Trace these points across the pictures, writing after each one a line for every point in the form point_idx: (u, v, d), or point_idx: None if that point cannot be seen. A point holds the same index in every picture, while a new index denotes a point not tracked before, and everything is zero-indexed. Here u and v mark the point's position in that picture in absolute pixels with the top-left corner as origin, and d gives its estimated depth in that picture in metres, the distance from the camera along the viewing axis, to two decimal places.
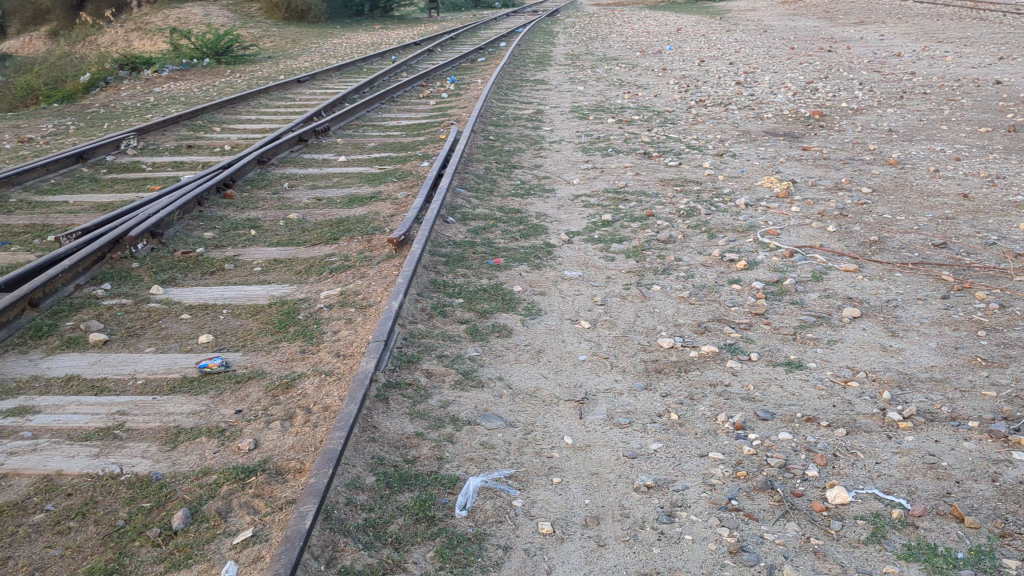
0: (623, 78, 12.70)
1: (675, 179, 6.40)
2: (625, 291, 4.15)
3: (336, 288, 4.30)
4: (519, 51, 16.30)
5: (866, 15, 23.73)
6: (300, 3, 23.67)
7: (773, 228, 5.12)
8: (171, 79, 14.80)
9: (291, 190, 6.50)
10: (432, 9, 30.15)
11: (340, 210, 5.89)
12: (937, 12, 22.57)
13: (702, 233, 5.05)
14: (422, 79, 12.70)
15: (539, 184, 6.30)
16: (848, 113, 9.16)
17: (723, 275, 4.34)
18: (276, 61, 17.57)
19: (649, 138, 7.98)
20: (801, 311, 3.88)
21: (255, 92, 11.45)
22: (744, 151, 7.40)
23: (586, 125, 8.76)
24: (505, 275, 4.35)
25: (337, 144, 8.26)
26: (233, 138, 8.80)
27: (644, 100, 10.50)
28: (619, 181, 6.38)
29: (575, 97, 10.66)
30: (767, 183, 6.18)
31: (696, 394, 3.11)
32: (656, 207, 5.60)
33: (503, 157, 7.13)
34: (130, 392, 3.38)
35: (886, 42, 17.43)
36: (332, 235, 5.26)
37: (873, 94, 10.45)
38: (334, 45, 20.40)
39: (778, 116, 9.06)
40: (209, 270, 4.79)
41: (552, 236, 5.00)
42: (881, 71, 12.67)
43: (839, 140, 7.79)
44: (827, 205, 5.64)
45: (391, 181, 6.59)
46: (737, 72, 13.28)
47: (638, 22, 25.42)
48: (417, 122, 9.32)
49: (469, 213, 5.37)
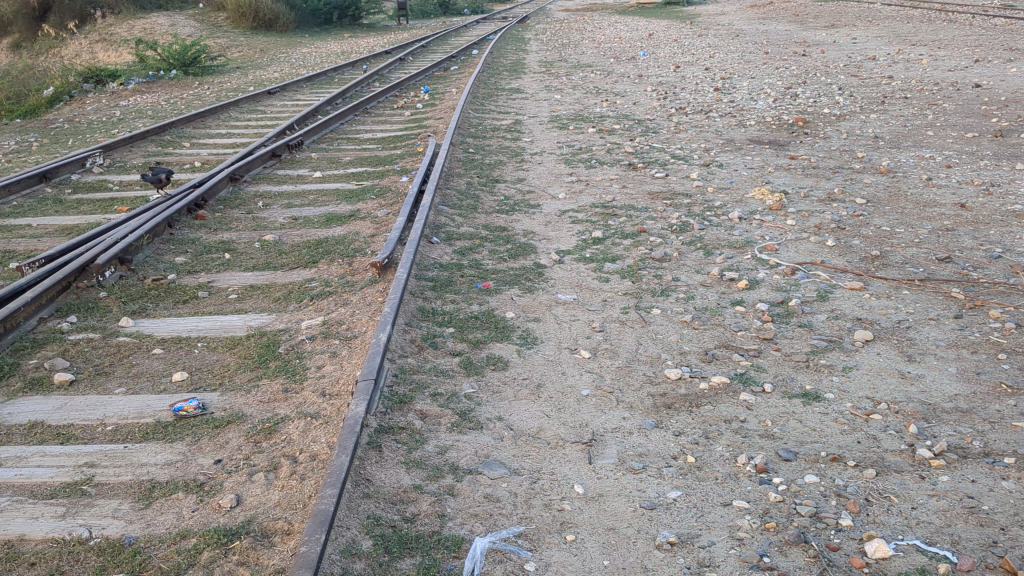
0: (600, 85, 12.54)
1: (664, 191, 6.21)
2: (624, 315, 3.95)
3: (317, 317, 4.06)
4: (492, 59, 16.12)
5: (836, 18, 23.76)
6: (268, 12, 23.37)
7: (770, 243, 4.94)
8: (138, 91, 14.47)
9: (265, 209, 6.24)
10: (401, 16, 29.91)
11: (318, 230, 5.65)
12: (908, 14, 22.62)
13: (697, 250, 4.86)
14: (395, 88, 12.47)
15: (523, 200, 6.09)
16: (831, 119, 9.04)
17: (725, 296, 4.15)
18: (245, 72, 17.26)
19: (633, 148, 7.80)
20: (811, 335, 3.69)
21: (225, 105, 11.16)
22: (731, 161, 7.23)
23: (567, 135, 8.57)
24: (497, 299, 4.13)
25: (312, 159, 8.02)
26: (203, 154, 8.52)
27: (623, 108, 10.32)
28: (606, 194, 6.19)
29: (553, 106, 10.47)
30: (759, 194, 6.01)
31: (711, 433, 2.91)
32: (646, 222, 5.41)
33: (484, 171, 6.91)
34: (100, 439, 3.12)
35: (860, 45, 17.41)
36: (311, 257, 5.02)
37: (853, 98, 10.35)
38: (303, 54, 20.11)
39: (761, 124, 8.91)
40: (182, 298, 4.53)
41: (542, 256, 4.79)
42: (859, 75, 12.60)
43: (825, 148, 7.64)
44: (822, 217, 5.48)
45: (369, 198, 6.36)
46: (714, 78, 13.16)
47: (610, 27, 25.34)
48: (393, 134, 9.09)
49: (454, 232, 5.15)
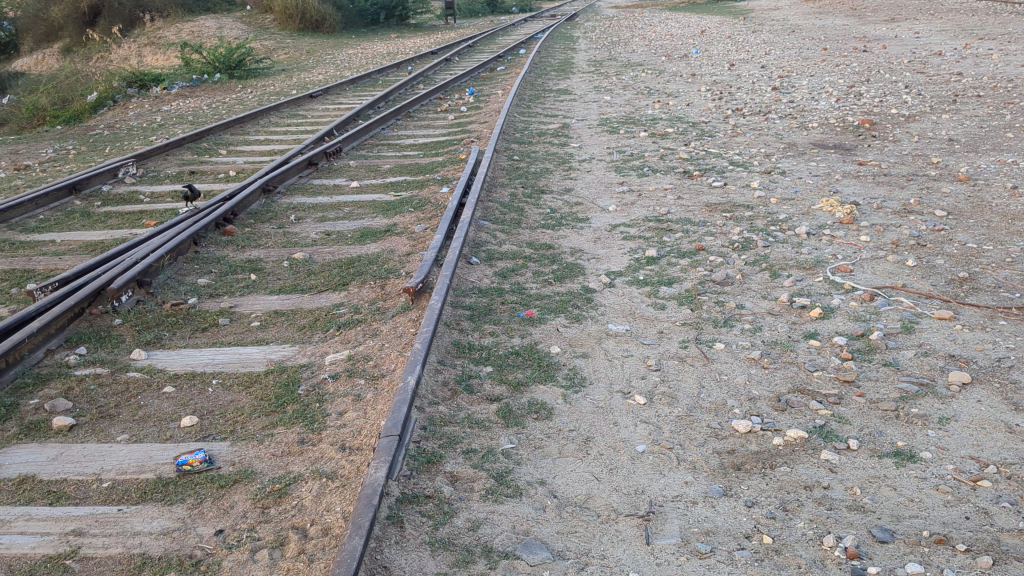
0: (651, 85, 12.08)
1: (722, 203, 5.77)
2: (682, 350, 3.52)
3: (343, 351, 3.70)
4: (540, 59, 15.70)
5: (896, 11, 22.98)
6: (314, 13, 23.22)
7: (843, 263, 4.48)
8: (181, 96, 14.31)
9: (297, 224, 5.91)
10: (448, 16, 29.62)
11: (351, 247, 5.30)
12: (972, 7, 21.74)
13: (762, 271, 4.42)
14: (439, 91, 12.12)
15: (570, 212, 5.68)
16: (900, 120, 8.51)
17: (796, 328, 3.71)
18: (290, 75, 17.06)
19: (687, 154, 7.35)
20: (898, 377, 3.24)
21: (265, 110, 10.90)
22: (794, 168, 6.76)
23: (617, 139, 8.14)
24: (540, 331, 3.73)
25: (350, 167, 7.69)
26: (239, 162, 8.25)
27: (675, 109, 9.86)
28: (659, 206, 5.76)
29: (602, 108, 10.04)
30: (827, 207, 5.54)
31: (790, 504, 2.49)
32: (704, 239, 4.97)
33: (529, 180, 6.52)
34: (93, 499, 2.77)
35: (924, 39, 16.71)
36: (342, 279, 4.67)
37: (922, 97, 9.77)
38: (349, 56, 19.88)
39: (824, 126, 8.40)
40: (200, 326, 4.20)
41: (590, 279, 4.38)
42: (925, 72, 11.98)
43: (895, 152, 7.12)
44: (899, 232, 5.00)
45: (407, 211, 6.01)
46: (772, 76, 12.60)
47: (660, 24, 24.78)
48: (435, 139, 8.74)
49: (496, 251, 4.76)
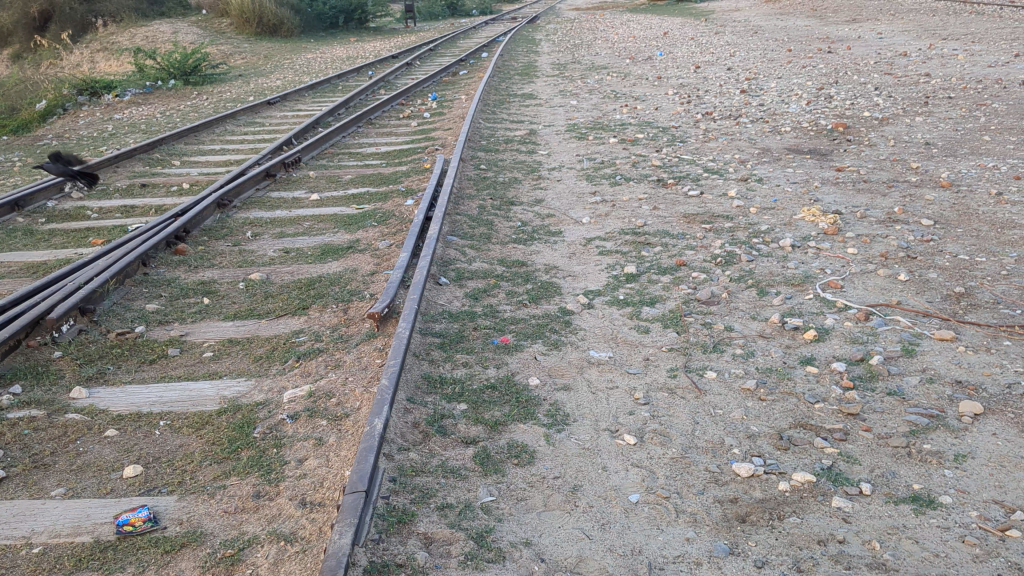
0: (618, 89, 11.87)
1: (700, 213, 5.54)
2: (671, 380, 3.27)
3: (303, 385, 3.40)
4: (503, 62, 15.44)
5: (857, 11, 23.03)
6: (272, 17, 22.82)
7: (833, 278, 4.27)
8: (134, 104, 13.87)
9: (254, 240, 5.59)
10: (409, 19, 29.29)
11: (311, 265, 4.99)
12: (932, 7, 21.82)
13: (748, 289, 4.19)
14: (401, 96, 11.81)
15: (543, 225, 5.42)
16: (874, 123, 8.35)
17: (790, 353, 3.47)
18: (248, 81, 16.66)
19: (660, 161, 7.13)
20: (905, 407, 3.00)
21: (221, 118, 10.54)
22: (771, 175, 6.56)
23: (587, 146, 7.90)
24: (517, 359, 3.46)
25: (309, 178, 7.37)
26: (193, 174, 7.89)
27: (644, 114, 9.64)
28: (635, 217, 5.52)
29: (569, 113, 9.80)
30: (809, 216, 5.33)
31: (804, 563, 2.23)
32: (685, 253, 4.73)
33: (498, 191, 6.25)
34: (19, 569, 2.45)
35: (887, 40, 16.69)
36: (302, 302, 4.36)
37: (893, 99, 9.65)
38: (308, 60, 19.51)
39: (797, 130, 8.22)
40: (148, 358, 3.88)
41: (568, 300, 4.11)
42: (893, 73, 11.88)
43: (872, 158, 6.95)
44: (886, 243, 4.79)
45: (370, 225, 5.71)
46: (739, 78, 12.45)
47: (622, 25, 24.64)
48: (399, 147, 8.45)
49: (466, 270, 4.48)
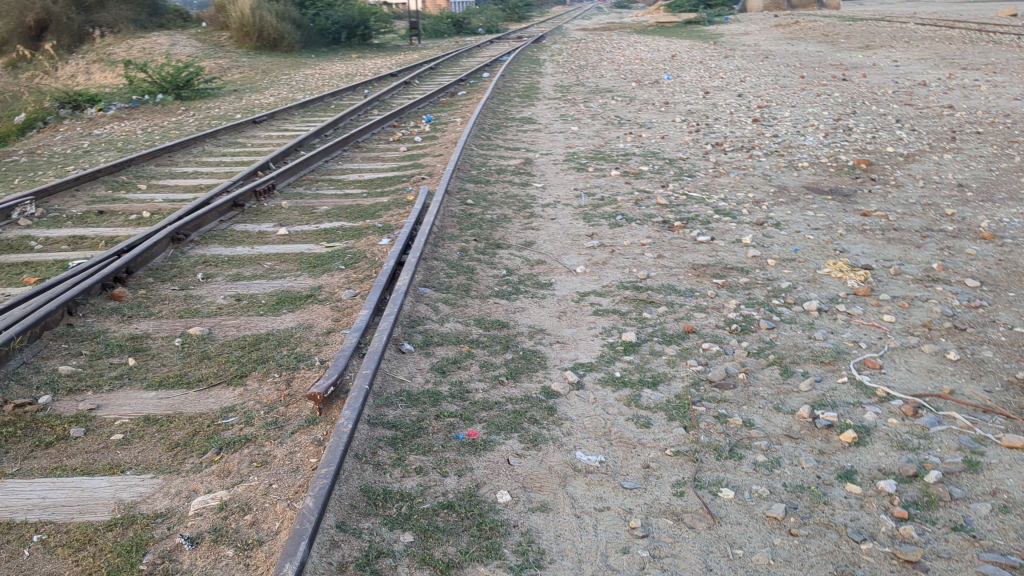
0: (623, 114, 11.28)
1: (711, 264, 4.88)
2: (677, 500, 2.59)
3: (217, 492, 2.73)
4: (503, 83, 14.85)
5: (870, 37, 22.51)
6: (272, 31, 22.30)
7: (871, 358, 3.60)
8: (117, 119, 13.22)
9: (204, 284, 4.92)
10: (413, 36, 28.82)
11: (261, 317, 4.32)
12: (947, 34, 21.31)
13: (770, 368, 3.52)
14: (393, 117, 11.19)
15: (531, 275, 4.76)
16: (899, 161, 7.74)
17: (825, 463, 2.79)
18: (240, 97, 16.04)
19: (666, 197, 6.50)
20: (978, 553, 2.32)
21: (200, 137, 9.92)
22: (790, 218, 5.91)
23: (586, 178, 7.27)
24: (485, 461, 2.78)
25: (282, 207, 6.73)
26: (158, 199, 7.25)
27: (650, 142, 9.04)
28: (637, 266, 4.87)
29: (569, 140, 9.18)
30: (836, 272, 4.69)
31: None
32: (693, 317, 4.07)
33: (485, 230, 5.61)
34: None
35: (903, 68, 16.11)
36: (241, 368, 3.69)
37: (917, 133, 9.05)
38: (306, 77, 18.92)
39: (815, 166, 7.60)
40: (45, 440, 3.19)
41: (554, 377, 3.44)
42: (913, 104, 11.29)
43: (900, 201, 6.33)
44: (928, 309, 4.14)
45: (337, 268, 5.06)
46: (750, 106, 11.84)
47: (630, 47, 24.15)
48: (383, 175, 7.82)
49: (435, 332, 3.82)
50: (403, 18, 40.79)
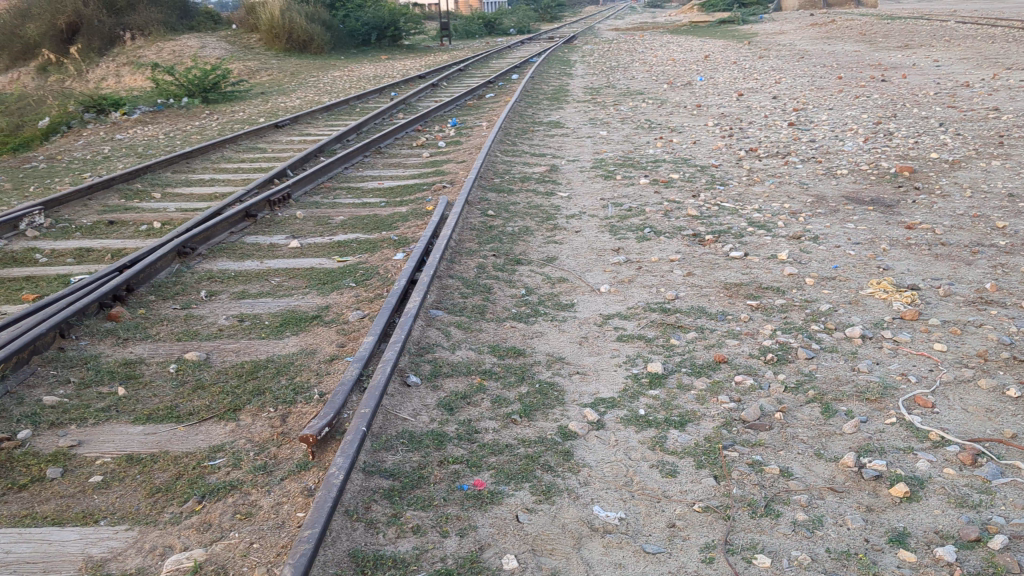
0: (653, 118, 10.95)
1: (745, 283, 4.56)
2: (706, 568, 2.28)
3: (195, 551, 2.46)
4: (532, 85, 14.56)
5: (909, 36, 21.98)
6: (300, 33, 22.16)
7: (922, 395, 3.27)
8: (141, 123, 13.07)
9: (207, 302, 4.67)
10: (443, 37, 28.61)
11: (263, 340, 4.06)
12: (988, 33, 20.74)
13: (810, 406, 3.20)
14: (418, 121, 10.94)
15: (552, 295, 4.46)
16: (944, 167, 7.36)
17: (874, 524, 2.47)
18: (266, 99, 15.87)
19: (697, 208, 6.18)
20: None
21: (220, 143, 9.72)
22: (829, 231, 5.57)
23: (613, 187, 6.96)
24: (491, 517, 2.49)
25: (296, 218, 6.49)
26: (171, 208, 7.04)
27: (681, 148, 8.71)
28: (665, 285, 4.56)
29: (597, 146, 8.87)
30: (881, 294, 4.35)
31: None
32: (725, 344, 3.75)
33: (505, 243, 5.33)
34: None
35: (944, 69, 15.63)
36: (236, 400, 3.42)
37: (962, 138, 8.65)
38: (334, 79, 18.73)
39: (855, 174, 7.24)
40: (18, 482, 2.93)
41: (571, 414, 3.15)
42: (956, 107, 10.87)
43: (947, 213, 5.97)
44: (983, 336, 3.80)
45: (348, 284, 4.81)
46: (786, 109, 11.46)
47: (663, 48, 23.74)
48: (404, 183, 7.56)
49: (445, 360, 3.54)
50: (433, 18, 40.54)
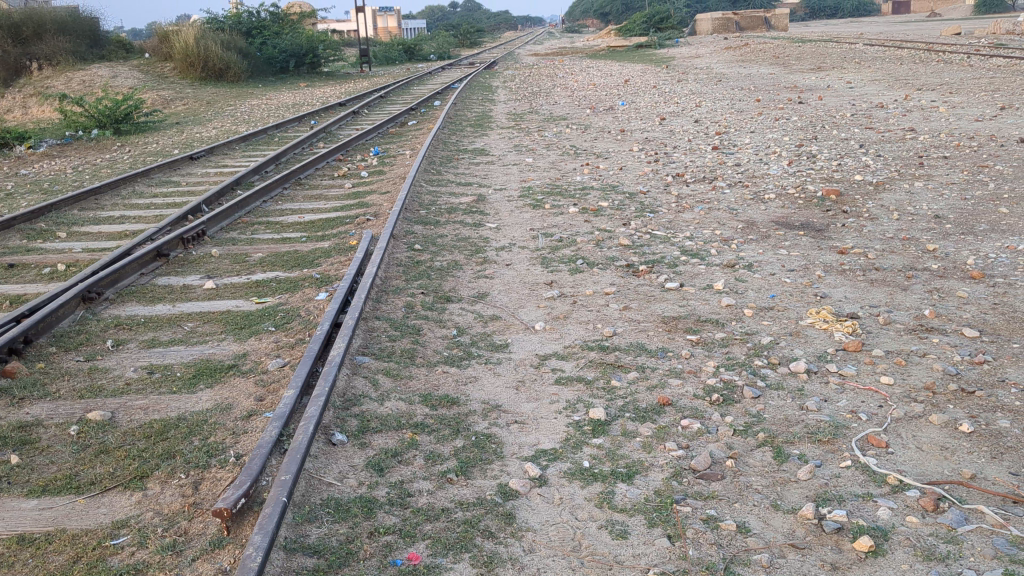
0: (579, 143, 10.86)
1: (683, 316, 4.41)
2: None
3: None
4: (455, 112, 14.39)
5: (822, 58, 22.45)
6: (216, 61, 21.66)
7: (874, 434, 3.14)
8: (48, 156, 12.51)
9: (114, 353, 4.34)
10: (363, 63, 28.32)
11: (174, 396, 3.76)
12: (897, 54, 21.31)
13: (761, 451, 3.04)
14: (339, 151, 10.65)
15: (485, 334, 4.25)
16: (869, 190, 7.38)
17: None
18: (181, 130, 15.38)
19: (628, 236, 6.05)
20: None
21: (131, 177, 9.31)
22: (763, 258, 5.48)
23: (542, 216, 6.80)
24: None
25: (212, 256, 6.17)
26: (77, 248, 6.65)
27: (608, 174, 8.61)
28: (602, 321, 4.39)
29: (524, 173, 8.72)
30: (821, 324, 4.25)
31: None
32: (669, 385, 3.58)
33: (433, 279, 5.11)
34: None
35: (858, 90, 15.93)
36: (144, 467, 3.12)
37: (883, 159, 8.72)
38: (251, 107, 18.30)
39: (783, 198, 7.21)
40: None
41: (510, 469, 2.92)
42: (874, 127, 11.02)
43: (878, 236, 5.94)
44: (929, 367, 3.71)
45: (268, 328, 4.52)
46: (709, 132, 11.50)
47: (584, 72, 23.83)
48: (325, 215, 7.28)
49: (373, 413, 3.29)
50: (352, 44, 40.18)
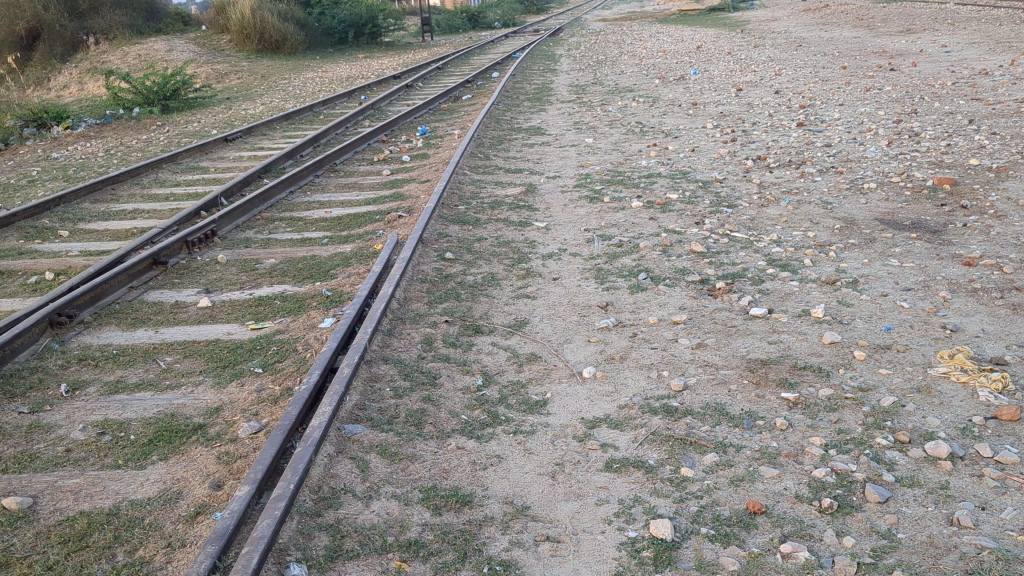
0: (645, 119, 9.82)
1: (774, 361, 3.44)
2: None
3: None
4: (513, 84, 13.42)
5: (910, 19, 20.81)
6: (272, 33, 20.93)
7: None
8: (84, 138, 11.86)
9: (66, 402, 3.54)
10: (425, 31, 27.38)
11: (116, 475, 2.93)
12: (993, 14, 19.63)
13: None
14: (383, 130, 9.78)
15: (519, 385, 3.34)
16: (989, 177, 6.25)
17: None
18: (228, 107, 14.67)
19: (701, 240, 5.07)
20: None
21: (155, 162, 8.57)
22: (869, 272, 4.46)
23: (600, 212, 5.84)
24: None
25: (216, 263, 5.35)
26: (74, 251, 5.90)
27: (677, 157, 7.59)
28: (668, 366, 3.44)
29: (581, 157, 7.75)
30: (959, 375, 3.22)
31: None
32: (760, 477, 2.63)
33: (463, 301, 4.21)
34: None
35: (955, 55, 14.47)
36: None
37: (999, 138, 7.52)
38: (304, 81, 17.51)
39: (885, 189, 6.12)
40: None
41: None
42: (981, 98, 9.76)
43: (1010, 240, 4.86)
44: None
45: (254, 371, 3.68)
46: (791, 105, 10.34)
47: (652, 39, 22.54)
48: (354, 210, 6.43)
49: (351, 524, 2.42)
50: (415, 14, 39.25)
